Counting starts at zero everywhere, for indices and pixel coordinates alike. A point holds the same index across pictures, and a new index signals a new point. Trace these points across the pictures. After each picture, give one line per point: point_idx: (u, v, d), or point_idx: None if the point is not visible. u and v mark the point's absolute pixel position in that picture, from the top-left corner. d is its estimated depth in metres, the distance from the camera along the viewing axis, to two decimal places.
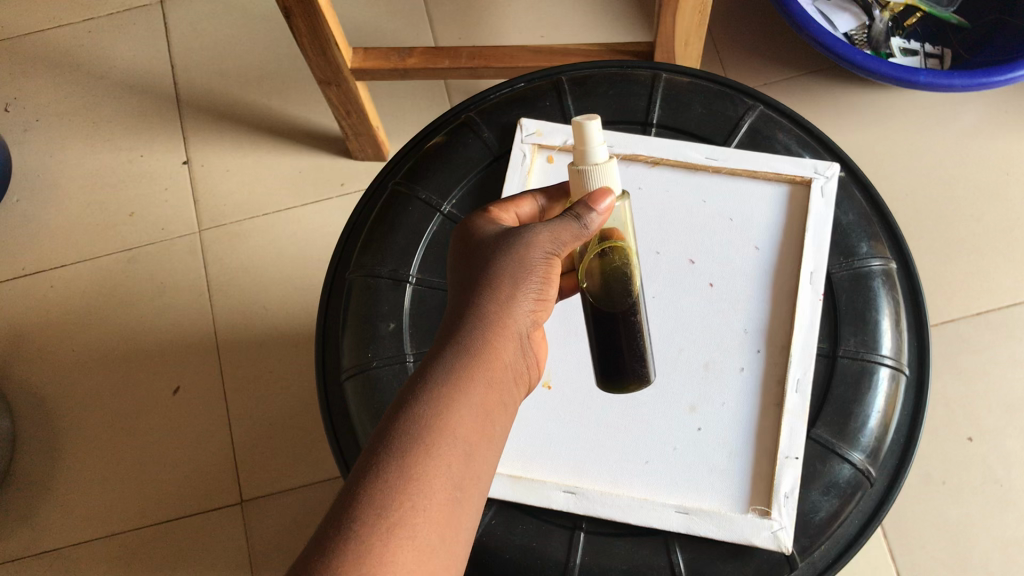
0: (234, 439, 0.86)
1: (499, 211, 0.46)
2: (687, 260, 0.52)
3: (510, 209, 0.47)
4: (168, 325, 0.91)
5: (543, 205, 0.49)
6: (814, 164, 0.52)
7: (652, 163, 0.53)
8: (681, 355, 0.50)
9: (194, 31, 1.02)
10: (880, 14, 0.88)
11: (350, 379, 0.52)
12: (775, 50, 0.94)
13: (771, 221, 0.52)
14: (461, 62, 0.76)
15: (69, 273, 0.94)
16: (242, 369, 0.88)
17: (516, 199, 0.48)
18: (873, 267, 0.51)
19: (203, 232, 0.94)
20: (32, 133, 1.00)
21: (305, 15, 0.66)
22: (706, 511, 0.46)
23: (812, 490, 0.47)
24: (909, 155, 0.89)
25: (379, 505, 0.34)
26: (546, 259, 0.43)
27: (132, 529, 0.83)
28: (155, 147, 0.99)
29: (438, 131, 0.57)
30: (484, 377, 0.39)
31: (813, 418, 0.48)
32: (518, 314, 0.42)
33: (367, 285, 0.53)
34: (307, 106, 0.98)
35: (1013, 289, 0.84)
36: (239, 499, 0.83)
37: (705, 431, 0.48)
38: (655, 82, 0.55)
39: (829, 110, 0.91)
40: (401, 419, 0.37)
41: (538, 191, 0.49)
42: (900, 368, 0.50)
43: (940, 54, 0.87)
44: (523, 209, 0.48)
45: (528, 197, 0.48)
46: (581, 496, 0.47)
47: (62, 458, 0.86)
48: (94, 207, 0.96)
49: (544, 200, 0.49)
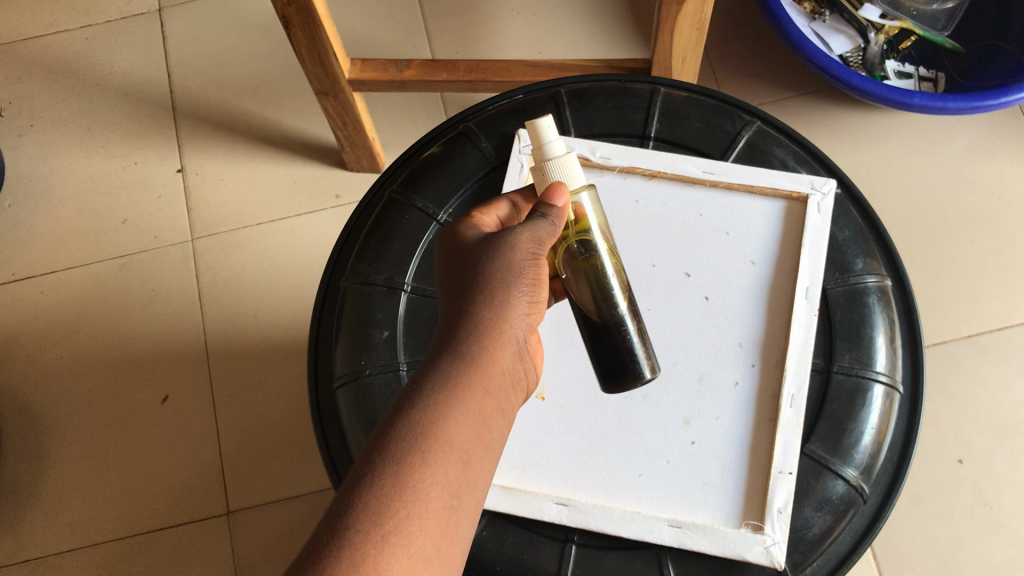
0: (222, 447, 0.85)
1: (480, 215, 0.47)
2: (684, 272, 0.52)
3: (491, 212, 0.47)
4: (158, 334, 0.90)
5: (520, 208, 0.49)
6: (812, 180, 0.52)
7: (649, 176, 0.54)
8: (675, 368, 0.49)
9: (192, 40, 1.02)
10: (876, 37, 0.87)
11: (342, 386, 0.51)
12: (771, 70, 0.95)
13: (766, 236, 0.52)
14: (459, 75, 0.76)
15: (61, 278, 0.93)
16: (232, 378, 0.88)
17: (494, 202, 0.48)
18: (868, 284, 0.51)
19: (195, 241, 0.94)
20: (27, 138, 0.99)
21: (304, 25, 0.66)
22: (699, 525, 0.46)
23: (806, 506, 0.47)
24: (902, 177, 0.90)
25: (376, 513, 0.33)
26: (531, 261, 0.43)
27: (116, 538, 0.82)
28: (149, 154, 0.98)
29: (435, 140, 0.57)
30: (480, 383, 0.39)
31: (807, 434, 0.48)
32: (513, 318, 0.42)
33: (361, 292, 0.53)
34: (304, 117, 0.98)
35: (1006, 312, 0.84)
36: (226, 509, 0.82)
37: (698, 445, 0.48)
38: (653, 96, 0.55)
39: (824, 131, 0.92)
40: (397, 427, 0.36)
41: (512, 195, 0.49)
42: (895, 385, 0.49)
43: (934, 78, 0.88)
44: (503, 210, 0.48)
45: (505, 200, 0.48)
46: (574, 508, 0.47)
47: (48, 465, 0.85)
48: (87, 212, 0.96)
49: (522, 201, 0.49)
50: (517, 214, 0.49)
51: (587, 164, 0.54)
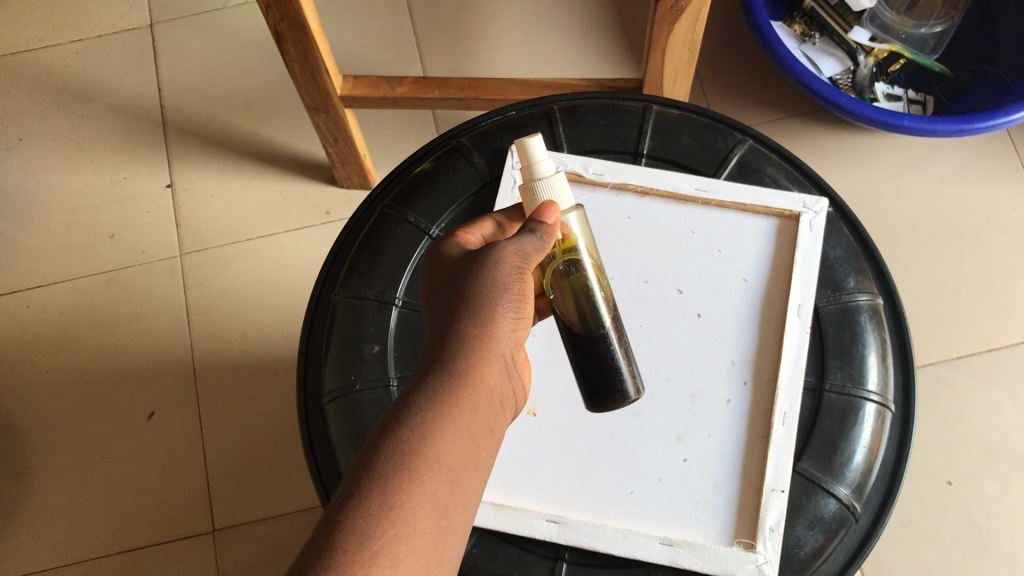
0: (209, 464, 0.84)
1: (464, 234, 0.46)
2: (676, 289, 0.52)
3: (476, 230, 0.47)
4: (144, 350, 0.89)
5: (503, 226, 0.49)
6: (804, 198, 0.53)
7: (641, 193, 0.54)
8: (668, 385, 0.49)
9: (183, 55, 1.02)
10: (865, 60, 0.87)
11: (331, 402, 0.51)
12: (762, 91, 0.95)
13: (759, 254, 0.52)
14: (450, 92, 0.76)
15: (46, 293, 0.92)
16: (219, 394, 0.87)
17: (477, 220, 0.48)
18: (860, 302, 0.51)
19: (184, 256, 0.93)
20: (15, 152, 0.99)
21: (297, 41, 0.66)
22: (690, 543, 0.45)
23: (798, 525, 0.46)
24: (891, 199, 0.90)
25: (364, 533, 0.33)
26: (516, 276, 0.43)
27: (98, 557, 0.81)
28: (138, 169, 0.98)
29: (427, 156, 0.57)
30: (468, 400, 0.38)
31: (800, 451, 0.48)
32: (500, 334, 0.42)
33: (352, 307, 0.53)
34: (294, 133, 0.98)
35: (994, 333, 0.84)
36: (212, 528, 0.81)
37: (691, 462, 0.47)
38: (646, 113, 0.55)
39: (813, 152, 0.92)
40: (385, 446, 0.36)
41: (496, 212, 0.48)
42: (886, 404, 0.49)
43: (923, 100, 0.88)
44: (488, 228, 0.48)
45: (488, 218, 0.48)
46: (566, 526, 0.46)
47: (30, 481, 0.84)
48: (75, 227, 0.95)
49: (508, 221, 0.49)
50: (502, 233, 0.49)
51: (580, 180, 0.54)
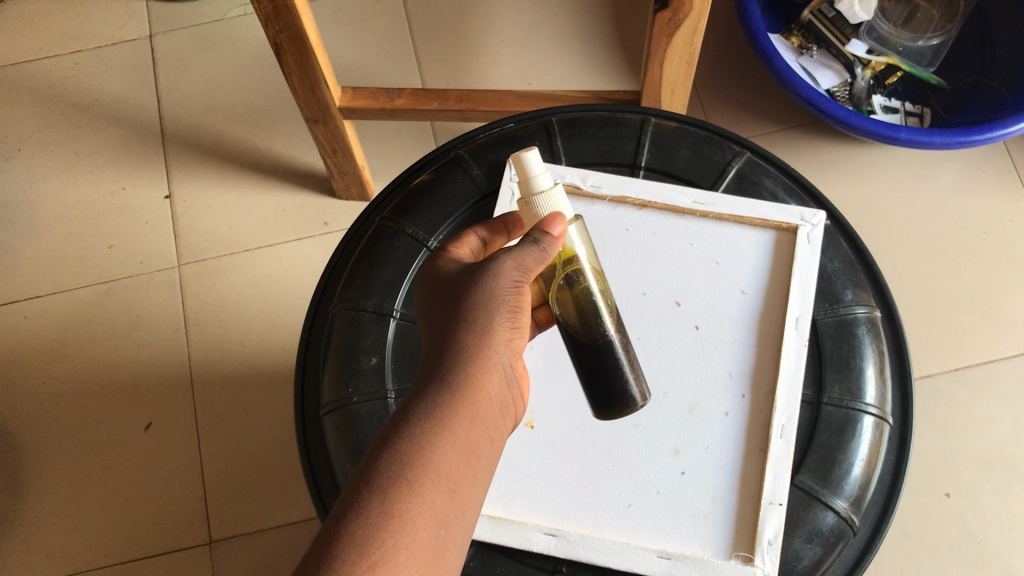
0: (206, 475, 0.84)
1: (456, 249, 0.46)
2: (674, 301, 0.52)
3: (465, 246, 0.47)
4: (142, 362, 0.89)
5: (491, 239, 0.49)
6: (801, 211, 0.53)
7: (640, 206, 0.54)
8: (666, 398, 0.49)
9: (183, 66, 1.02)
10: (863, 72, 0.87)
11: (328, 413, 0.51)
12: (760, 103, 0.95)
13: (757, 266, 0.52)
14: (449, 104, 0.76)
15: (44, 303, 0.92)
16: (217, 405, 0.87)
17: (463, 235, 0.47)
18: (857, 315, 0.51)
19: (182, 267, 0.93)
20: (14, 162, 0.99)
21: (296, 53, 0.66)
22: (688, 556, 0.45)
23: (796, 538, 0.46)
24: (888, 211, 0.90)
25: (362, 544, 0.33)
26: (515, 288, 0.43)
27: (94, 569, 0.81)
28: (137, 180, 0.98)
29: (425, 168, 0.57)
30: (467, 411, 0.38)
31: (797, 464, 0.48)
32: (498, 345, 0.42)
33: (349, 318, 0.53)
34: (293, 144, 0.98)
35: (991, 345, 0.84)
36: (209, 539, 0.81)
37: (689, 475, 0.47)
38: (644, 126, 0.55)
39: (811, 164, 0.92)
40: (384, 457, 0.36)
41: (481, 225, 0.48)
42: (884, 417, 0.49)
43: (920, 113, 0.88)
44: (475, 243, 0.48)
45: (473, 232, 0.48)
46: (564, 539, 0.46)
47: (26, 492, 0.84)
48: (73, 238, 0.95)
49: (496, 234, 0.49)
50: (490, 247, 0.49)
51: (578, 192, 0.54)
